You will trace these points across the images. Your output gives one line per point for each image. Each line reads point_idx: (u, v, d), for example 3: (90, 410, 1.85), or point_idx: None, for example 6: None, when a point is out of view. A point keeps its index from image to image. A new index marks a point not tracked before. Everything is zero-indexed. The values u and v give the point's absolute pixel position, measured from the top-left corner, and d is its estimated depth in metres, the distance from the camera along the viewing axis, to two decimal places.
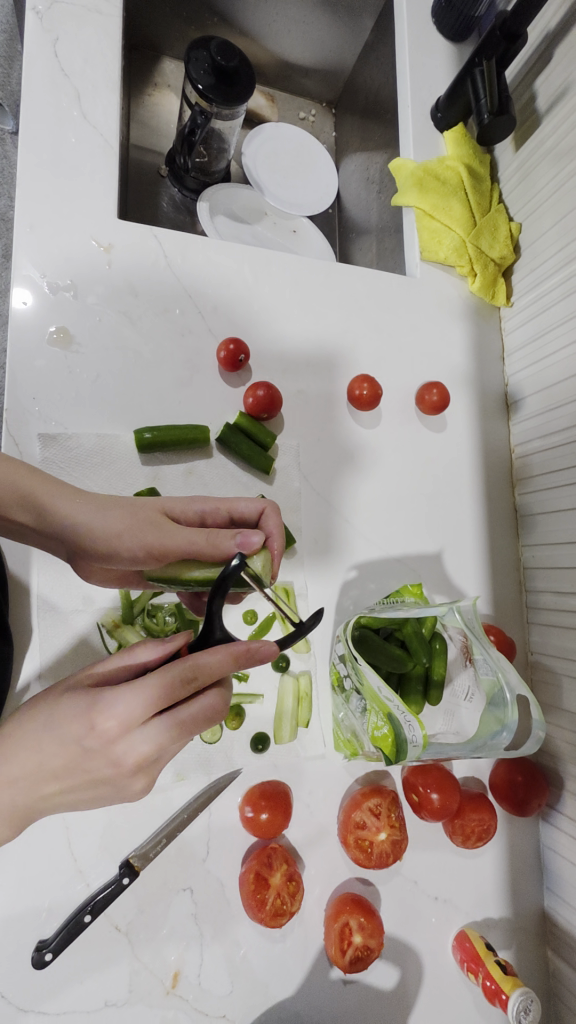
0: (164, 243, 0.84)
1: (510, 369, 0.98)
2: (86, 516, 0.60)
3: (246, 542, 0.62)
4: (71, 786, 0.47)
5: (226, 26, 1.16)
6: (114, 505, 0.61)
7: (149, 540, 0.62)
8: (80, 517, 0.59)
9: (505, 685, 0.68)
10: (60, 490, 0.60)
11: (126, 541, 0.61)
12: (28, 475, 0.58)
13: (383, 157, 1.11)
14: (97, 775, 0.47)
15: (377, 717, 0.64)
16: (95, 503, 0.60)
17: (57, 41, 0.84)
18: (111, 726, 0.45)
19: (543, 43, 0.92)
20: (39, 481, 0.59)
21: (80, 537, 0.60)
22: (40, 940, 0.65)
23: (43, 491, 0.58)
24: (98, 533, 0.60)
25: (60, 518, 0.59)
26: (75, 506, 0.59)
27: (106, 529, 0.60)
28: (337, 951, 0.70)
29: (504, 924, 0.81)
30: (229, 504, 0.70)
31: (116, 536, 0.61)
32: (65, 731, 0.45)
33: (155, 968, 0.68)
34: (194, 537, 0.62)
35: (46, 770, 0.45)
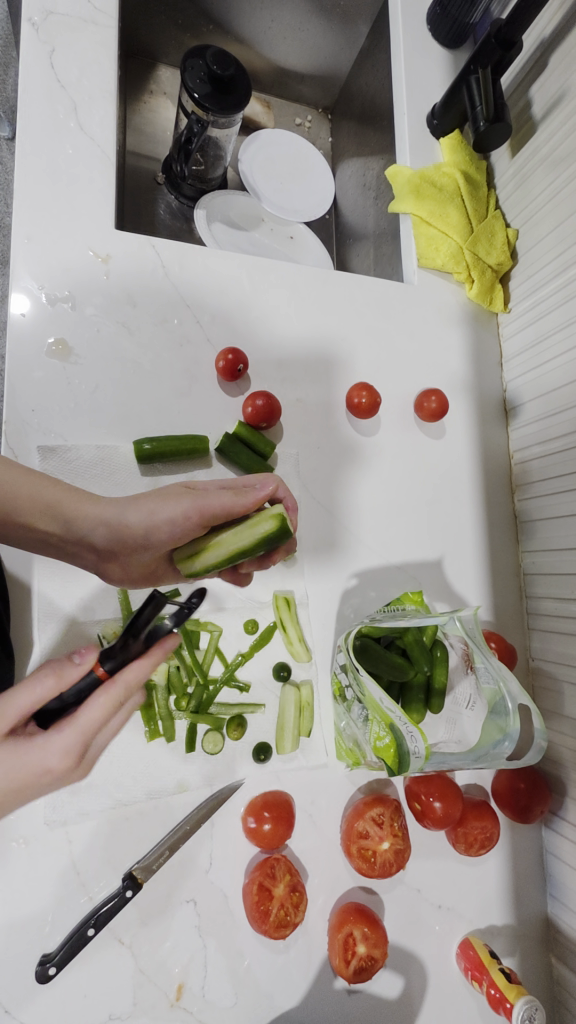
0: (162, 253, 0.84)
1: (508, 374, 0.98)
2: (115, 512, 0.63)
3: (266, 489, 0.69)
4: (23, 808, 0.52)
5: (221, 33, 1.16)
6: (140, 496, 0.65)
7: (183, 506, 0.65)
8: (109, 513, 0.62)
9: (506, 694, 0.68)
10: (72, 495, 0.61)
11: (162, 517, 0.64)
12: (46, 485, 0.59)
13: (379, 163, 1.11)
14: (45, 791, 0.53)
15: (380, 727, 0.64)
16: (120, 500, 0.63)
17: (53, 52, 0.84)
18: (64, 765, 0.50)
19: (539, 51, 0.92)
20: (55, 489, 0.60)
21: (112, 532, 0.63)
22: (44, 953, 0.65)
23: (63, 498, 0.60)
24: (131, 521, 0.63)
25: (87, 521, 0.61)
26: (100, 505, 0.62)
27: (138, 520, 0.64)
28: (341, 962, 0.70)
29: (507, 932, 0.81)
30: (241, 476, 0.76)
31: (151, 519, 0.64)
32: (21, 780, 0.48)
33: (159, 980, 0.68)
34: (223, 499, 0.66)
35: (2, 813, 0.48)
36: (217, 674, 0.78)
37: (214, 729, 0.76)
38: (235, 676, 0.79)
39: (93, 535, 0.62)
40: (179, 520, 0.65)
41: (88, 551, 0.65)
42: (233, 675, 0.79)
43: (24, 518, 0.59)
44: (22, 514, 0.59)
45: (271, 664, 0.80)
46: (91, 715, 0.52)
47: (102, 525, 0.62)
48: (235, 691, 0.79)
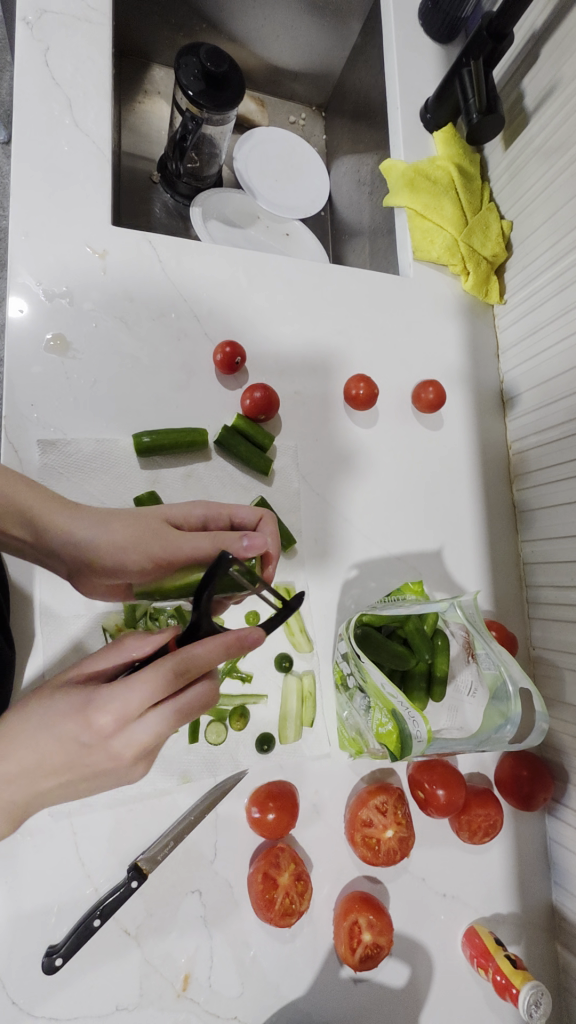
0: (159, 248, 0.85)
1: (504, 365, 0.99)
2: (91, 531, 0.62)
3: (255, 544, 0.63)
4: (74, 780, 0.48)
5: (214, 33, 1.17)
6: (121, 517, 0.64)
7: (154, 549, 0.64)
8: (85, 532, 0.61)
9: (508, 677, 0.68)
10: (56, 505, 0.60)
11: (132, 555, 0.64)
12: (28, 491, 0.59)
13: (373, 158, 1.12)
14: (94, 769, 0.48)
15: (382, 714, 0.65)
16: (100, 516, 0.63)
17: (48, 49, 0.85)
18: (108, 723, 0.45)
19: (530, 43, 0.92)
20: (36, 497, 0.59)
21: (83, 552, 0.62)
22: (50, 944, 0.66)
23: (42, 508, 0.59)
24: (104, 546, 0.62)
25: (62, 533, 0.61)
26: (76, 520, 0.61)
27: (113, 543, 0.63)
28: (347, 950, 0.70)
29: (512, 919, 0.81)
30: (230, 508, 0.71)
31: (124, 549, 0.63)
32: (61, 731, 0.45)
33: (165, 971, 0.68)
34: (199, 545, 0.64)
35: (42, 768, 0.45)
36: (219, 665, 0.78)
37: (217, 720, 0.76)
38: (237, 666, 0.79)
39: (65, 548, 0.62)
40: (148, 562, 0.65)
41: (60, 559, 0.64)
42: (235, 666, 0.79)
43: (2, 525, 0.58)
44: (1, 519, 0.58)
45: (273, 655, 0.81)
46: (142, 675, 0.46)
47: (74, 541, 0.61)
48: (237, 682, 0.79)
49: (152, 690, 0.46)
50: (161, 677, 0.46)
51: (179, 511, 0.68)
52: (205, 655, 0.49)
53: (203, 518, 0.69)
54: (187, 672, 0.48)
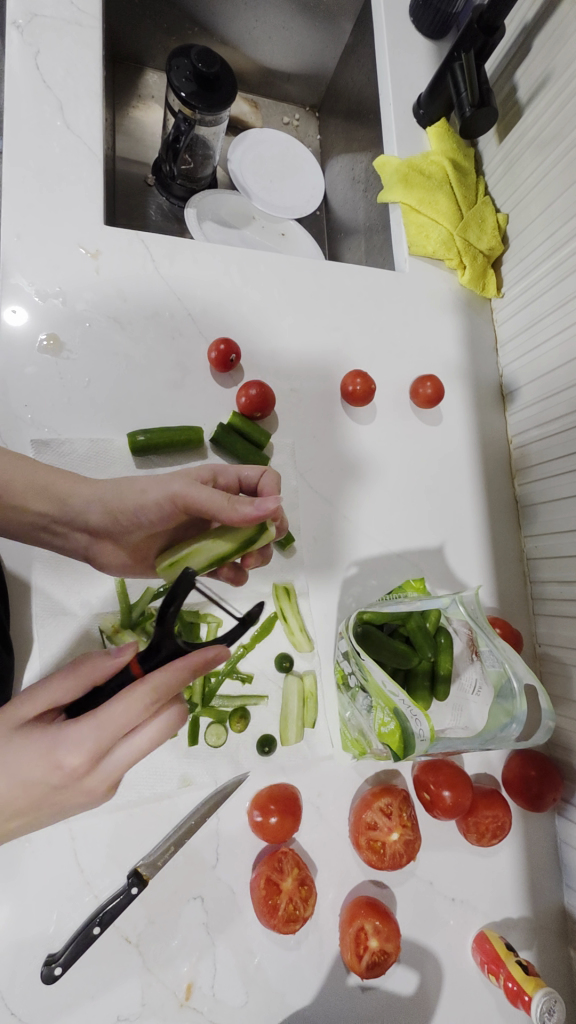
0: (152, 247, 0.84)
1: (503, 360, 0.98)
2: (106, 489, 0.67)
3: (266, 509, 0.64)
4: (34, 817, 0.48)
5: (206, 36, 1.17)
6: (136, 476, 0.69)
7: (173, 489, 0.67)
8: (101, 491, 0.67)
9: (512, 674, 0.66)
10: (63, 478, 0.67)
11: (150, 496, 0.67)
12: (41, 470, 0.65)
13: (367, 156, 1.11)
14: (61, 804, 0.49)
15: (384, 714, 0.63)
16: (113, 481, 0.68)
17: (39, 53, 0.85)
18: (77, 763, 0.47)
19: (521, 36, 0.92)
20: (49, 473, 0.66)
21: (103, 510, 0.67)
22: (50, 954, 0.64)
23: (57, 482, 0.66)
24: (124, 498, 0.67)
25: (79, 498, 0.66)
26: (88, 485, 0.67)
27: (131, 495, 0.68)
28: (353, 957, 0.68)
29: (524, 924, 0.79)
30: (239, 469, 0.74)
31: (141, 497, 0.68)
32: (24, 773, 0.46)
33: (167, 980, 0.66)
34: (216, 499, 0.65)
35: (13, 808, 0.46)
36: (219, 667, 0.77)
37: (217, 722, 0.75)
38: (237, 668, 0.78)
39: (87, 512, 0.67)
40: (168, 504, 0.68)
41: (81, 531, 0.69)
42: (235, 667, 0.78)
43: (20, 499, 0.64)
44: (20, 496, 0.64)
45: (274, 655, 0.79)
46: (103, 716, 0.48)
47: (92, 501, 0.67)
48: (237, 683, 0.78)
49: (120, 727, 0.48)
50: (128, 716, 0.48)
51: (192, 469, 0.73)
52: (174, 677, 0.51)
53: (213, 473, 0.73)
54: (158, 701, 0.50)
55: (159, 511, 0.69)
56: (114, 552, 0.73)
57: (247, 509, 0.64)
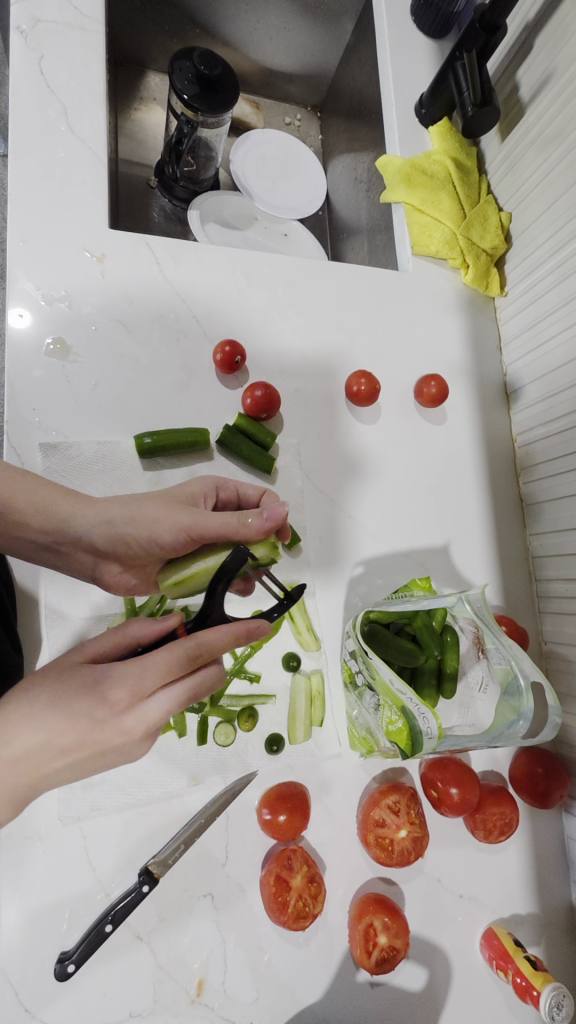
0: (156, 250, 0.85)
1: (507, 358, 0.98)
2: (113, 513, 0.66)
3: (276, 516, 0.65)
4: (73, 765, 0.47)
5: (208, 38, 1.18)
6: (145, 501, 0.67)
7: (184, 520, 0.66)
8: (112, 514, 0.65)
9: (519, 671, 0.67)
10: (66, 497, 0.64)
11: (163, 527, 0.67)
12: (42, 489, 0.63)
13: (370, 156, 1.11)
14: (101, 750, 0.48)
15: (392, 712, 0.64)
16: (125, 501, 0.67)
17: (42, 57, 0.85)
18: (124, 696, 0.49)
19: (523, 34, 0.92)
20: (53, 493, 0.63)
21: (112, 534, 0.66)
22: (62, 951, 0.65)
23: (59, 502, 0.63)
24: (134, 525, 0.66)
25: (84, 519, 0.64)
26: (95, 506, 0.65)
27: (142, 523, 0.66)
28: (362, 952, 0.69)
29: (532, 920, 0.79)
30: (238, 483, 0.75)
31: (154, 526, 0.67)
32: (73, 707, 0.47)
33: (179, 977, 0.67)
34: (226, 520, 0.66)
35: (57, 746, 0.45)
36: (227, 666, 0.78)
37: (225, 721, 0.76)
38: (245, 667, 0.78)
39: (93, 533, 0.65)
40: (181, 534, 0.67)
41: (85, 552, 0.67)
42: (243, 666, 0.78)
43: (20, 517, 0.61)
44: (20, 517, 0.61)
45: (281, 655, 0.80)
46: (156, 657, 0.51)
47: (99, 526, 0.65)
48: (245, 682, 0.78)
49: (168, 666, 0.51)
50: (176, 657, 0.51)
51: (195, 487, 0.72)
52: (217, 639, 0.54)
53: (215, 489, 0.73)
54: (200, 655, 0.53)
55: (170, 541, 0.68)
56: (120, 571, 0.72)
57: (256, 522, 0.65)
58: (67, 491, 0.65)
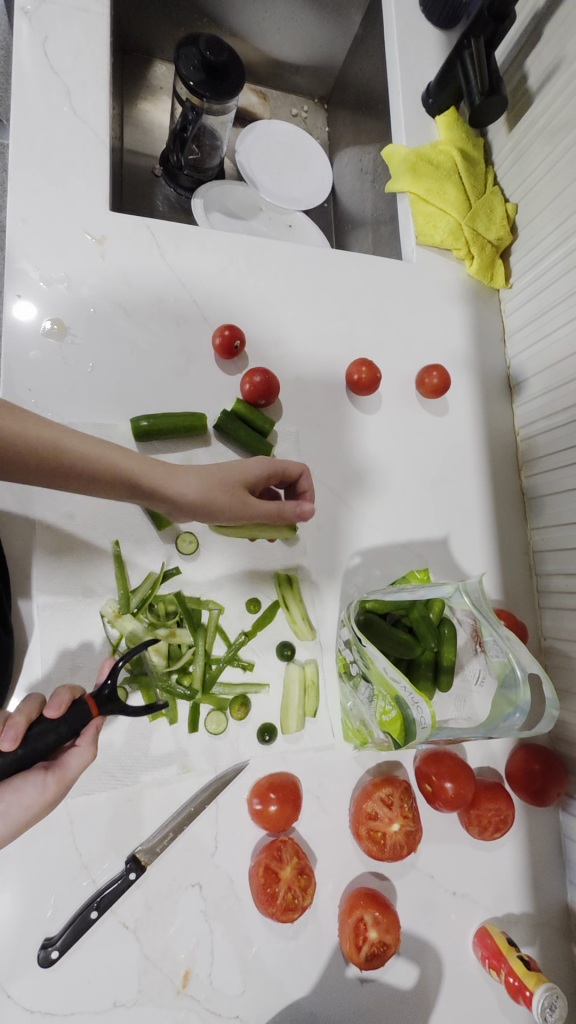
0: (158, 233, 0.84)
1: (511, 351, 0.97)
2: (189, 490, 0.69)
3: (303, 513, 0.77)
4: None
5: (215, 27, 1.17)
6: (213, 483, 0.71)
7: (238, 510, 0.72)
8: (191, 491, 0.69)
9: (516, 663, 0.65)
10: (150, 466, 0.67)
11: (223, 513, 0.72)
12: (129, 458, 0.65)
13: (376, 147, 1.11)
14: None
15: (386, 701, 0.63)
16: (199, 479, 0.70)
17: (46, 39, 0.85)
18: None
19: (532, 24, 0.91)
20: (141, 465, 0.66)
21: (187, 506, 0.69)
22: (46, 937, 0.64)
23: (144, 472, 0.66)
24: (203, 504, 0.70)
25: (169, 490, 0.68)
26: (177, 481, 0.68)
27: (208, 504, 0.70)
28: (352, 948, 0.67)
29: (526, 920, 0.78)
30: (285, 467, 0.77)
31: (215, 510, 0.71)
32: None
33: (164, 967, 0.66)
34: (268, 510, 0.74)
35: None
36: (221, 654, 0.77)
37: (217, 709, 0.75)
38: (238, 656, 0.77)
39: (174, 500, 0.69)
40: (235, 519, 0.73)
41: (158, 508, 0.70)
42: (236, 655, 0.77)
43: (111, 481, 0.63)
44: (113, 481, 0.64)
45: (275, 644, 0.79)
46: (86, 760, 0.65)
47: (175, 496, 0.68)
48: (239, 671, 0.77)
49: None
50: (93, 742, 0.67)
51: (247, 470, 0.74)
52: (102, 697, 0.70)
53: (264, 475, 0.75)
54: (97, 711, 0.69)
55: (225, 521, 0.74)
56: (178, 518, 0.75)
57: (290, 512, 0.76)
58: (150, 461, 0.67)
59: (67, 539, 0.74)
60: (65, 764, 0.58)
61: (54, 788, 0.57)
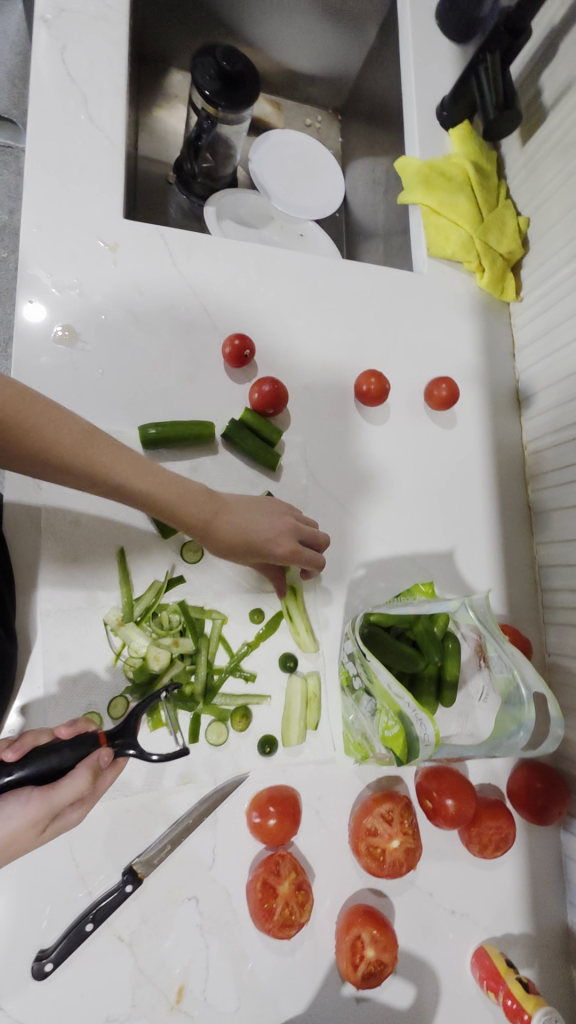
0: (170, 242, 0.84)
1: (520, 365, 0.96)
2: (221, 546, 0.71)
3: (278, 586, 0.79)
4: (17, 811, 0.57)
5: (231, 37, 1.18)
6: (236, 549, 0.72)
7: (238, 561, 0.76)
8: (226, 547, 0.71)
9: (521, 681, 0.64)
10: (204, 516, 0.69)
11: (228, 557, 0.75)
12: (188, 510, 0.67)
13: (389, 158, 1.11)
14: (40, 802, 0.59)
15: (389, 716, 0.62)
16: (235, 541, 0.71)
17: (65, 47, 0.85)
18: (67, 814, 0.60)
19: (548, 40, 0.92)
20: (196, 516, 0.68)
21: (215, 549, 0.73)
22: (41, 949, 0.63)
23: (197, 521, 0.68)
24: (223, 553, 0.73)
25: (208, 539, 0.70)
26: (218, 535, 0.70)
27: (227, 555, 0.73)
28: (349, 966, 0.66)
29: (525, 941, 0.77)
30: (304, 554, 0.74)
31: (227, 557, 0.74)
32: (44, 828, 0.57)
33: (159, 982, 0.65)
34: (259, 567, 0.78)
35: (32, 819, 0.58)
36: (222, 664, 0.76)
37: (218, 720, 0.74)
38: (240, 666, 0.77)
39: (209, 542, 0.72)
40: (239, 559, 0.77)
41: None
42: (238, 666, 0.77)
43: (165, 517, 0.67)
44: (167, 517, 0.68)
45: (277, 656, 0.78)
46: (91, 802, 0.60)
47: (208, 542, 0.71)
48: (240, 682, 0.76)
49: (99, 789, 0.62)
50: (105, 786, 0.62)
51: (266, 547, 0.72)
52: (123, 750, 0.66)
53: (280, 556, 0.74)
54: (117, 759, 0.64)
55: None
56: None
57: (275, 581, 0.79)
58: (207, 508, 0.69)
59: (72, 545, 0.74)
60: (54, 786, 0.53)
61: (37, 805, 0.52)
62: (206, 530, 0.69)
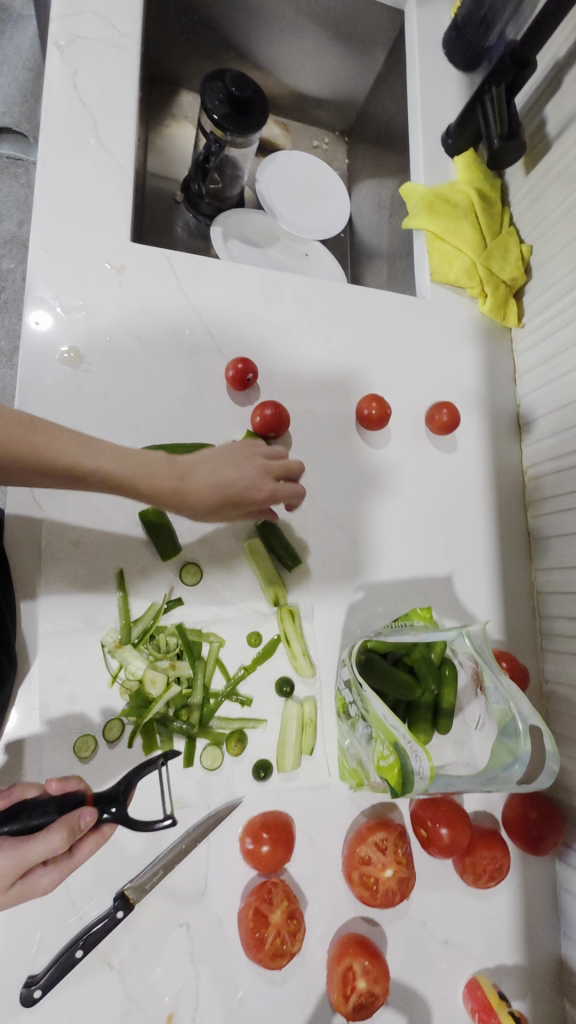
0: (176, 264, 0.85)
1: (521, 390, 0.97)
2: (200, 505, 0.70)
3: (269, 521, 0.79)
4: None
5: (241, 60, 1.20)
6: (215, 505, 0.72)
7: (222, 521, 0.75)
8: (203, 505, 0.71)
9: (517, 715, 0.64)
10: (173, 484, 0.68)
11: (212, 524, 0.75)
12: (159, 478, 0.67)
13: (394, 182, 1.12)
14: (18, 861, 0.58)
15: (383, 746, 0.61)
16: (210, 494, 0.71)
17: (77, 72, 0.87)
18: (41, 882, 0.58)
19: (553, 72, 0.93)
20: (166, 484, 0.68)
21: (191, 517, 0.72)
22: (30, 975, 0.63)
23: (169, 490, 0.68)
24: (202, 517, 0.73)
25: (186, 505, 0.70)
26: (192, 495, 0.70)
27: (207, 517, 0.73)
28: (339, 998, 0.66)
29: (518, 973, 0.76)
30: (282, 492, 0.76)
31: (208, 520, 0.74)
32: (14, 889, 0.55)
33: (148, 1009, 0.65)
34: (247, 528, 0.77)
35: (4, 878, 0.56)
36: (219, 688, 0.76)
37: (213, 744, 0.74)
38: (236, 691, 0.77)
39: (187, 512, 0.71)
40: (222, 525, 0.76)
41: None
42: (235, 690, 0.77)
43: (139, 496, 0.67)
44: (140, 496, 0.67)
45: (274, 679, 0.78)
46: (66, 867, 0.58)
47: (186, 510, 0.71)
48: (237, 705, 0.76)
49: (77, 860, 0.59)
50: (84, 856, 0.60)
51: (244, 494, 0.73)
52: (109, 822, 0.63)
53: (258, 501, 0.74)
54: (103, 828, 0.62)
55: None
56: None
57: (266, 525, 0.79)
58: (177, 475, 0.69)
59: (72, 566, 0.74)
60: (27, 841, 0.52)
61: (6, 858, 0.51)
62: (179, 497, 0.69)
